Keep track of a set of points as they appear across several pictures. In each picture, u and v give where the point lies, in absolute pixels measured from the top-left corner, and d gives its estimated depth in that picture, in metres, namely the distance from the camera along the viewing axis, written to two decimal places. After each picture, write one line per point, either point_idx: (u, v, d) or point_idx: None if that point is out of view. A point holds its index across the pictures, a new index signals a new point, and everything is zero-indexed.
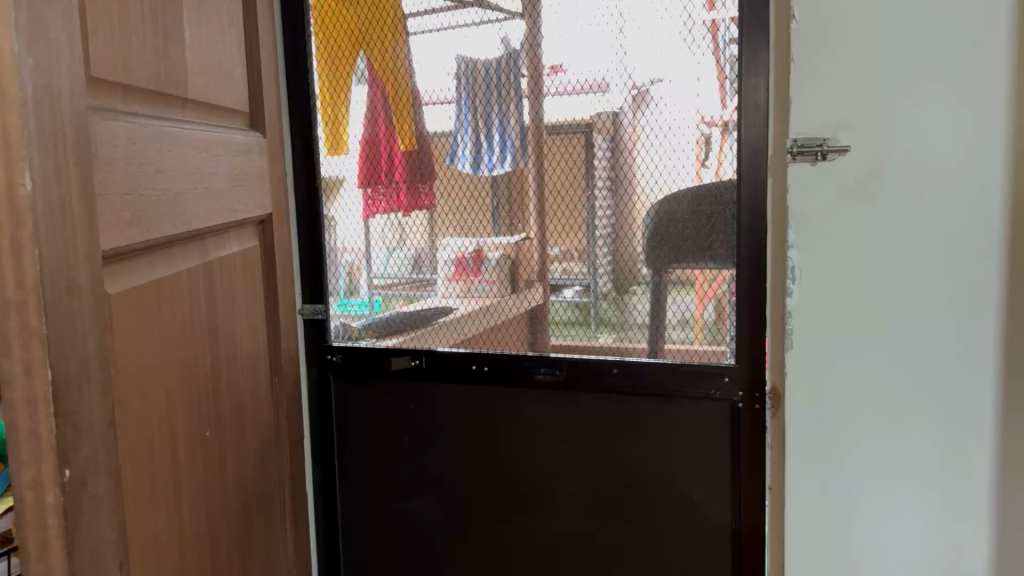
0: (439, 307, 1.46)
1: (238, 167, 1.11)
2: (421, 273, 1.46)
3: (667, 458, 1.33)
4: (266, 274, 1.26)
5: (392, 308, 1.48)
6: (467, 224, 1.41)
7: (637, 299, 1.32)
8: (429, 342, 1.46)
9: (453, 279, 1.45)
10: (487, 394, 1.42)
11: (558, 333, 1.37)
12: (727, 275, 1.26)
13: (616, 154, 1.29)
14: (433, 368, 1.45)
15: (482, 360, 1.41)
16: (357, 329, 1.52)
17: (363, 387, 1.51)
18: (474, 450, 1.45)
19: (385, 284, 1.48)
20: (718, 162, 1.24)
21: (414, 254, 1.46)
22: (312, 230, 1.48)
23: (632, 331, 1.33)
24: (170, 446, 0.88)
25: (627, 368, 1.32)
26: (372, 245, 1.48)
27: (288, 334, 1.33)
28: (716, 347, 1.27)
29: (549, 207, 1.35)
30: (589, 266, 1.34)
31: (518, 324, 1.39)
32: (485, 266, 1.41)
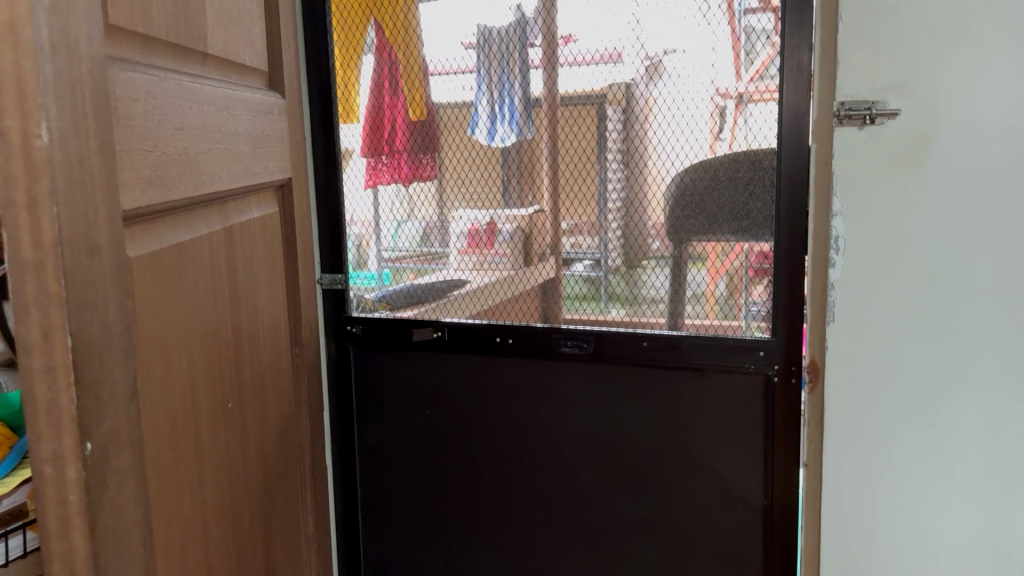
0: (451, 279, 1.40)
1: (258, 129, 1.06)
2: (427, 245, 1.40)
3: (698, 434, 1.30)
4: (286, 242, 1.21)
5: (400, 284, 1.42)
6: (491, 192, 1.35)
7: (655, 274, 1.27)
8: (442, 316, 1.42)
9: (466, 253, 1.38)
10: (512, 368, 1.39)
11: (568, 306, 1.33)
12: (743, 253, 1.23)
13: (628, 127, 1.25)
14: (456, 340, 1.41)
15: (504, 333, 1.38)
16: (371, 301, 1.46)
17: (382, 360, 1.46)
18: (496, 424, 1.42)
19: (394, 256, 1.42)
20: (732, 130, 1.22)
21: (421, 226, 1.40)
22: (333, 197, 1.44)
23: (654, 305, 1.28)
24: (192, 419, 0.85)
25: (659, 342, 1.28)
26: (381, 217, 1.43)
27: (308, 303, 1.29)
28: (728, 322, 1.24)
29: (568, 174, 1.30)
30: (602, 241, 1.29)
31: (533, 298, 1.35)
32: (499, 239, 1.35)
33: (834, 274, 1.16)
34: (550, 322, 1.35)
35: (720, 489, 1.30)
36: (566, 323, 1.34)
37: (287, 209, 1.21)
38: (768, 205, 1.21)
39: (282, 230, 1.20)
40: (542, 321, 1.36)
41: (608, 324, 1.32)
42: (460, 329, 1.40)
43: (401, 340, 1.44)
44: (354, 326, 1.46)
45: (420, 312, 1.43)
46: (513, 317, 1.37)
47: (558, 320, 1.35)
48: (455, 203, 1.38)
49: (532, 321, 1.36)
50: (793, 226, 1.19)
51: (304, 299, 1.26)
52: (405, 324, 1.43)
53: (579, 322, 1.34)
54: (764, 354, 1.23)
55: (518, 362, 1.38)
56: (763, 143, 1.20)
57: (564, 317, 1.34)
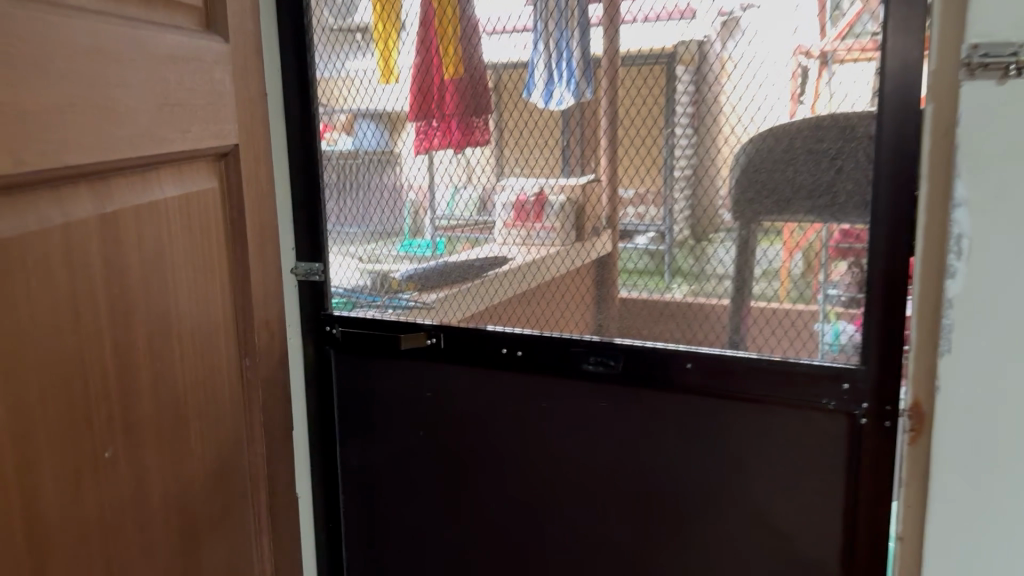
0: (517, 260, 1.09)
1: (172, 81, 0.81)
2: (490, 214, 1.10)
3: (756, 482, 1.01)
4: (232, 225, 0.96)
5: (445, 263, 1.14)
6: (518, 156, 1.07)
7: (716, 252, 0.99)
8: (489, 306, 1.11)
9: (513, 226, 1.09)
10: (522, 385, 1.10)
11: (640, 290, 1.03)
12: (814, 233, 0.93)
13: (700, 89, 0.96)
14: (453, 349, 1.12)
15: (510, 345, 1.09)
16: (396, 281, 1.17)
17: (367, 367, 1.19)
18: (505, 455, 1.14)
19: (445, 227, 1.12)
20: (812, 102, 0.91)
21: (476, 191, 1.10)
22: (309, 171, 1.16)
23: (719, 287, 0.99)
24: (18, 486, 0.60)
25: (712, 367, 0.99)
26: (433, 181, 1.12)
27: (268, 301, 1.04)
28: (800, 308, 0.95)
29: (625, 141, 1.01)
30: (664, 213, 1.00)
31: (608, 288, 1.05)
32: (546, 212, 1.07)
33: (954, 286, 0.83)
34: (572, 334, 1.06)
35: (782, 552, 1.01)
36: (609, 335, 1.05)
37: (228, 184, 0.96)
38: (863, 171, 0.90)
39: (225, 213, 0.95)
40: (588, 330, 1.06)
41: (642, 332, 1.04)
42: (456, 337, 1.12)
43: (387, 349, 1.16)
44: (335, 326, 1.19)
45: (420, 310, 1.15)
46: (594, 312, 1.06)
47: (600, 328, 1.06)
48: (508, 163, 1.08)
49: (597, 315, 1.06)
50: (897, 214, 0.88)
51: (257, 295, 1.01)
52: (394, 326, 1.15)
53: (615, 336, 1.05)
54: (849, 389, 0.92)
55: (530, 380, 1.10)
56: (855, 105, 0.89)
57: (621, 296, 1.04)
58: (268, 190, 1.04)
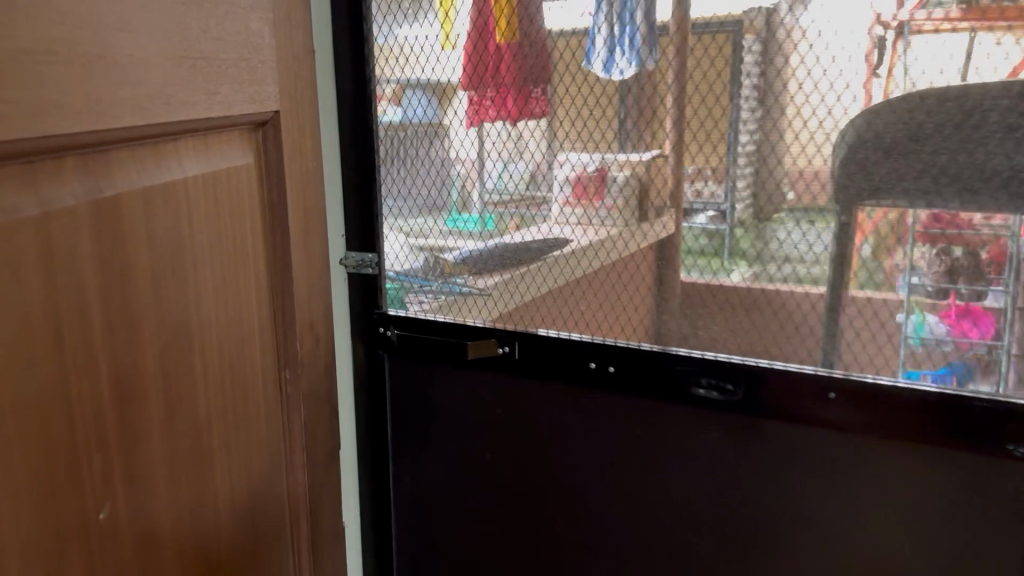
0: (585, 244, 0.90)
1: (196, 27, 0.63)
2: (563, 193, 0.90)
3: (910, 540, 0.81)
4: (270, 211, 0.79)
5: (499, 243, 0.95)
6: (590, 126, 0.87)
7: (781, 236, 0.81)
8: (567, 311, 0.91)
9: (570, 203, 0.90)
10: (612, 408, 0.91)
11: (716, 276, 0.85)
12: (887, 216, 0.77)
13: (768, 61, 0.78)
14: (531, 361, 0.93)
15: (604, 360, 0.89)
16: (450, 264, 0.98)
17: (427, 377, 1.01)
18: (589, 489, 0.95)
19: (495, 202, 0.94)
20: (885, 78, 0.75)
21: (550, 173, 0.90)
22: (364, 149, 0.96)
23: (805, 274, 0.81)
24: None
25: (799, 386, 0.81)
26: (481, 153, 0.93)
27: (311, 301, 0.87)
28: (876, 298, 0.79)
29: (697, 110, 0.82)
30: (725, 192, 0.82)
31: (699, 290, 0.86)
32: (605, 189, 0.87)
33: None
34: (665, 347, 0.87)
35: None
36: (705, 345, 0.86)
37: (266, 162, 0.78)
38: (971, 154, 0.73)
39: (262, 196, 0.78)
40: (680, 340, 0.87)
41: (699, 330, 0.86)
42: (539, 348, 0.92)
43: (452, 358, 0.97)
44: (391, 328, 1.00)
45: (483, 308, 0.96)
46: (696, 323, 0.86)
47: (692, 337, 0.87)
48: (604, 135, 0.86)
49: (704, 325, 0.86)
50: None
51: (298, 295, 0.83)
52: (461, 332, 0.95)
53: (708, 349, 0.86)
54: None
55: (622, 404, 0.90)
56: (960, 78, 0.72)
57: (683, 280, 0.86)
58: (314, 167, 0.86)
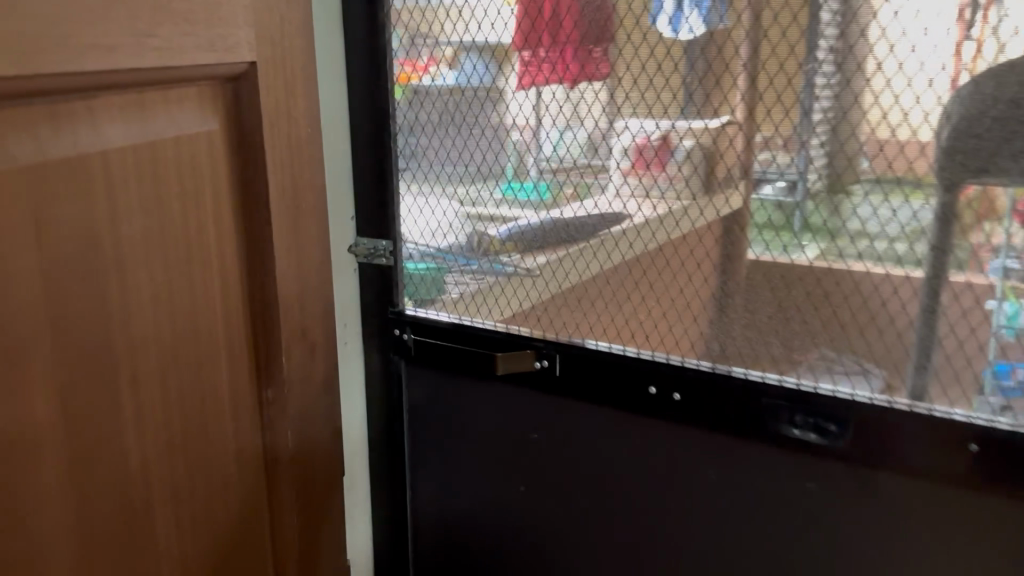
0: (646, 231, 0.70)
1: None
2: (622, 172, 0.70)
3: None
4: (248, 192, 0.63)
5: (555, 221, 0.74)
6: (663, 90, 0.67)
7: (853, 208, 0.62)
8: (625, 319, 0.72)
9: (631, 175, 0.70)
10: (680, 444, 0.72)
11: (774, 252, 0.66)
12: (973, 192, 0.59)
13: (850, 16, 0.59)
14: (578, 378, 0.75)
15: (667, 386, 0.70)
16: (494, 241, 0.77)
17: (453, 392, 0.82)
18: (655, 540, 0.76)
19: (557, 169, 0.73)
20: (979, 43, 0.56)
21: (609, 147, 0.70)
22: (377, 116, 0.78)
23: (884, 250, 0.62)
24: None
25: (885, 432, 0.63)
26: (541, 113, 0.72)
27: (308, 303, 0.70)
28: (959, 282, 0.60)
29: (777, 69, 0.62)
30: (794, 158, 0.63)
31: (792, 300, 0.66)
32: (669, 160, 0.68)
33: None
34: (744, 369, 0.69)
35: None
36: (795, 357, 0.67)
37: (234, 130, 0.61)
38: None
39: (237, 173, 0.61)
40: (766, 355, 0.68)
41: (756, 320, 0.68)
42: (583, 366, 0.74)
43: (481, 372, 0.79)
44: (406, 331, 0.82)
45: (523, 306, 0.77)
46: (786, 333, 0.67)
47: (778, 352, 0.68)
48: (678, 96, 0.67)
49: (796, 341, 0.67)
50: None
51: (285, 296, 0.66)
52: (490, 342, 0.77)
53: (792, 369, 0.67)
54: None
55: (693, 441, 0.71)
56: None
57: (746, 260, 0.67)
58: (307, 135, 0.69)
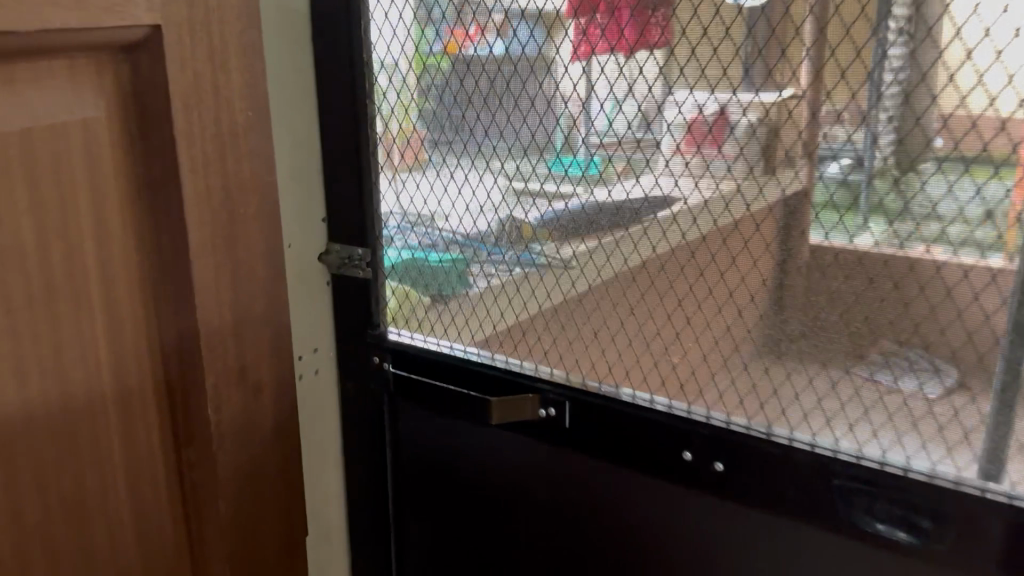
0: (699, 236, 0.53)
1: None
2: (653, 160, 0.54)
3: None
4: (154, 199, 0.48)
5: (600, 207, 0.56)
6: (734, 66, 0.50)
7: (925, 192, 0.46)
8: (666, 353, 0.56)
9: (687, 152, 0.52)
10: (723, 525, 0.56)
11: (828, 228, 0.49)
12: None
13: None
14: (596, 435, 0.59)
15: (706, 451, 0.55)
16: (530, 228, 0.60)
17: (445, 442, 0.67)
18: None
19: (606, 143, 0.55)
20: None
21: (648, 120, 0.53)
22: (354, 98, 0.62)
23: (961, 236, 0.46)
24: None
25: (967, 524, 0.48)
26: (598, 77, 0.54)
27: (250, 335, 0.55)
28: None
29: (865, 24, 0.46)
30: (864, 128, 0.47)
31: (856, 345, 0.50)
32: (726, 134, 0.51)
33: None
34: (789, 428, 0.53)
35: None
36: (854, 419, 0.51)
37: (130, 119, 0.46)
38: None
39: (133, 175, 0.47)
40: (817, 409, 0.52)
41: (806, 351, 0.52)
42: (600, 420, 0.58)
43: (473, 420, 0.64)
44: (387, 360, 0.67)
45: (527, 332, 0.61)
46: (844, 384, 0.51)
47: (833, 409, 0.51)
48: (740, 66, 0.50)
49: (854, 398, 0.51)
50: None
51: (211, 331, 0.51)
52: (488, 380, 0.62)
53: (850, 433, 0.51)
54: None
55: (742, 520, 0.55)
56: None
57: (812, 242, 0.50)
58: (252, 124, 0.53)
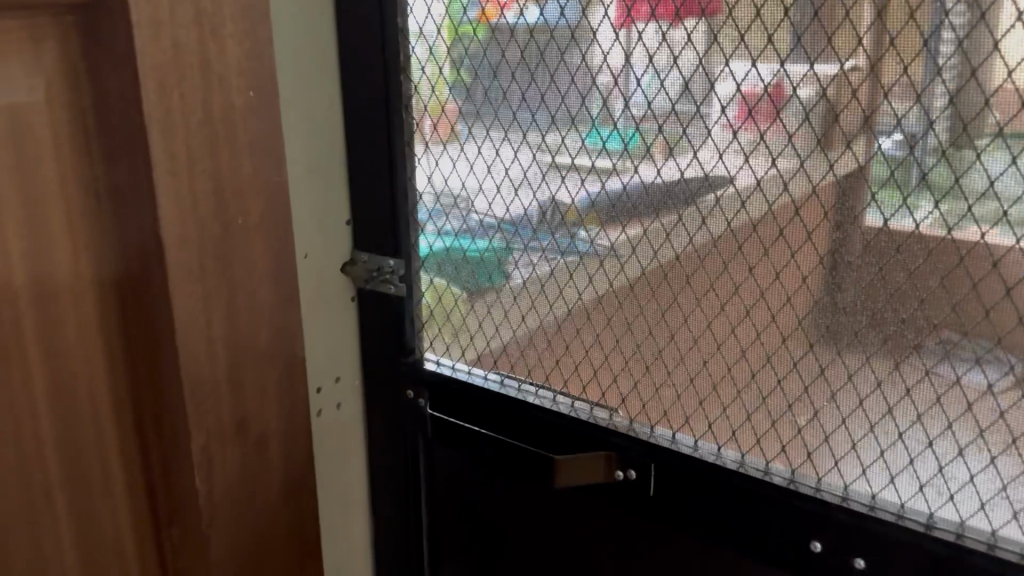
0: (845, 266, 0.40)
1: None
2: (781, 164, 0.40)
3: None
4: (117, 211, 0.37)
5: (697, 212, 0.43)
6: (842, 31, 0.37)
7: (980, 167, 0.36)
8: (787, 412, 0.43)
9: (731, 127, 0.41)
10: None
11: (881, 208, 0.38)
12: None
13: None
14: (690, 509, 0.46)
15: (844, 545, 0.42)
16: (574, 210, 0.47)
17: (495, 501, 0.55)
18: None
19: (643, 119, 0.43)
20: None
21: (700, 102, 0.42)
22: (386, 74, 0.50)
23: None
24: None
25: None
26: (635, 38, 0.42)
27: (252, 373, 0.44)
28: None
29: None
30: (928, 92, 0.36)
31: (918, 386, 0.39)
32: (786, 111, 0.39)
33: None
34: (899, 499, 0.41)
35: None
36: (955, 488, 0.39)
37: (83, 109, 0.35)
38: None
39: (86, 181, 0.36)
40: (906, 471, 0.40)
41: (953, 413, 0.38)
42: (702, 492, 0.46)
43: (538, 484, 0.52)
44: (424, 396, 0.55)
45: (600, 373, 0.49)
46: (911, 435, 0.40)
47: (957, 480, 0.39)
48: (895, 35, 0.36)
49: (958, 464, 0.39)
50: None
51: (197, 376, 0.40)
52: (556, 434, 0.50)
53: (983, 512, 0.39)
54: None
55: None
56: None
57: (865, 225, 0.39)
58: (257, 107, 0.41)
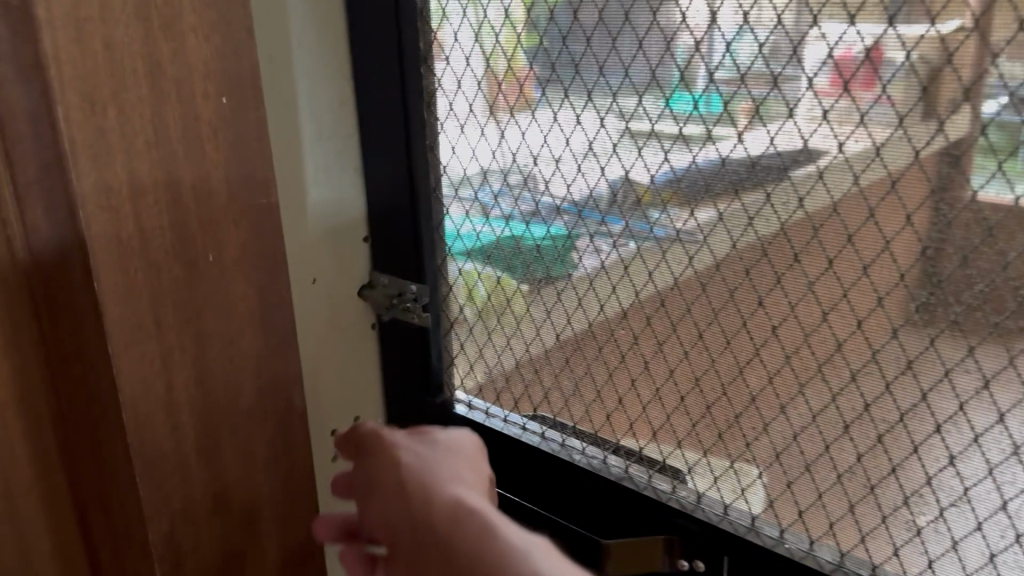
0: (987, 328, 0.29)
1: None
2: (903, 190, 0.30)
3: None
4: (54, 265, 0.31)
5: (807, 224, 0.32)
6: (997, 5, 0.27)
7: None
8: (905, 508, 0.33)
9: (824, 95, 0.30)
10: None
11: (1006, 180, 0.28)
12: None
13: None
14: None
15: None
16: (646, 188, 0.36)
17: None
18: None
19: (725, 78, 0.33)
20: None
21: (806, 65, 0.31)
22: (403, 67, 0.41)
23: None
24: None
25: None
26: None
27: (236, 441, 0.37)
28: None
29: None
30: None
31: None
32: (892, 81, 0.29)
33: None
34: None
35: None
36: None
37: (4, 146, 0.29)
38: None
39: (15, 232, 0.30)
40: None
41: None
42: None
43: None
44: None
45: (661, 434, 0.39)
46: None
47: None
48: None
49: None
50: None
51: (155, 452, 0.33)
52: (608, 506, 0.41)
53: None
54: None
55: None
56: None
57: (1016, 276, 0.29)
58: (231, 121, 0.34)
